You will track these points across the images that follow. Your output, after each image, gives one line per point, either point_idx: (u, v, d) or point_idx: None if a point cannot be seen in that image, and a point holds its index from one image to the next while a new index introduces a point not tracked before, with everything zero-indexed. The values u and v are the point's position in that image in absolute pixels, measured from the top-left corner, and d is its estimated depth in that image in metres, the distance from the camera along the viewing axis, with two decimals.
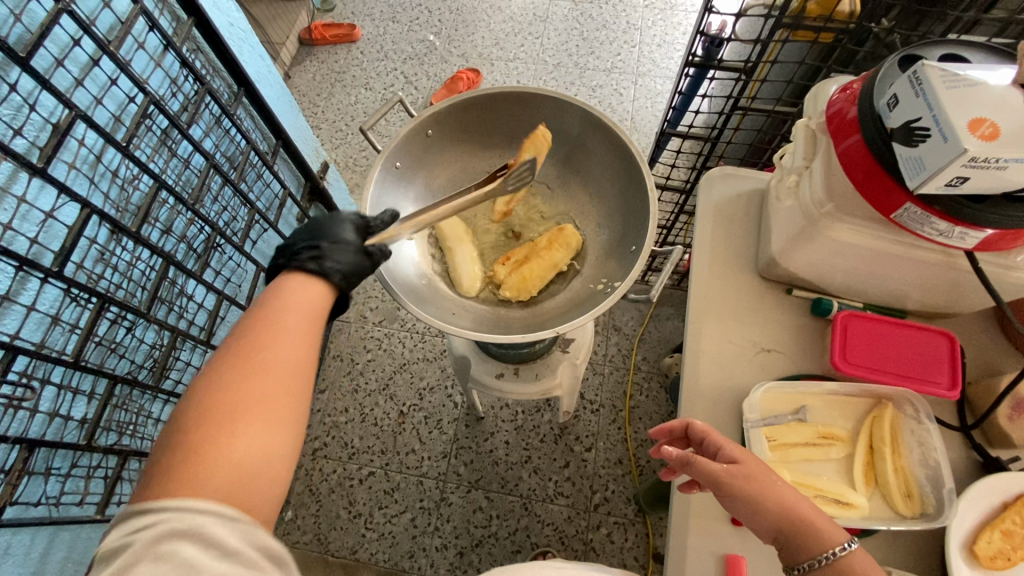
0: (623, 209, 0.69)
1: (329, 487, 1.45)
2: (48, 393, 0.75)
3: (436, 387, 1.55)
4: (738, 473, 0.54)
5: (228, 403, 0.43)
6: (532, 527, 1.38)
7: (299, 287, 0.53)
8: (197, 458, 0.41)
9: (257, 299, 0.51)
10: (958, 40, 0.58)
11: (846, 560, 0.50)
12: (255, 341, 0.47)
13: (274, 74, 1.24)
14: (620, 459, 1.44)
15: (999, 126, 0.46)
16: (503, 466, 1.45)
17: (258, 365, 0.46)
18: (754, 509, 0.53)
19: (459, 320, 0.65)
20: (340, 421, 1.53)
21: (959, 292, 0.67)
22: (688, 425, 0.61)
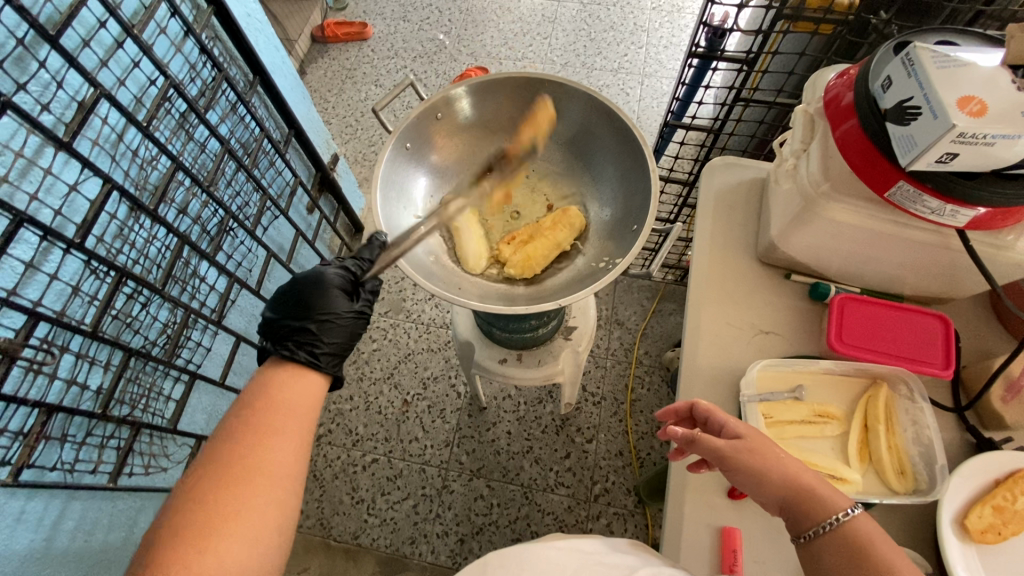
0: (626, 192, 0.71)
1: (332, 473, 1.47)
2: (67, 360, 0.78)
3: (440, 377, 1.57)
4: (741, 449, 0.56)
5: (233, 496, 0.55)
6: (533, 516, 1.40)
7: (290, 384, 0.67)
8: (204, 541, 0.52)
9: (262, 386, 0.65)
10: (953, 28, 0.59)
11: (850, 525, 0.50)
12: (259, 438, 0.59)
13: (288, 67, 1.28)
14: (620, 451, 1.46)
15: (987, 104, 0.47)
16: (504, 460, 1.47)
17: (260, 464, 0.58)
18: (759, 482, 0.55)
19: (466, 294, 0.67)
20: (345, 409, 1.55)
21: (954, 275, 0.68)
22: (693, 405, 0.63)
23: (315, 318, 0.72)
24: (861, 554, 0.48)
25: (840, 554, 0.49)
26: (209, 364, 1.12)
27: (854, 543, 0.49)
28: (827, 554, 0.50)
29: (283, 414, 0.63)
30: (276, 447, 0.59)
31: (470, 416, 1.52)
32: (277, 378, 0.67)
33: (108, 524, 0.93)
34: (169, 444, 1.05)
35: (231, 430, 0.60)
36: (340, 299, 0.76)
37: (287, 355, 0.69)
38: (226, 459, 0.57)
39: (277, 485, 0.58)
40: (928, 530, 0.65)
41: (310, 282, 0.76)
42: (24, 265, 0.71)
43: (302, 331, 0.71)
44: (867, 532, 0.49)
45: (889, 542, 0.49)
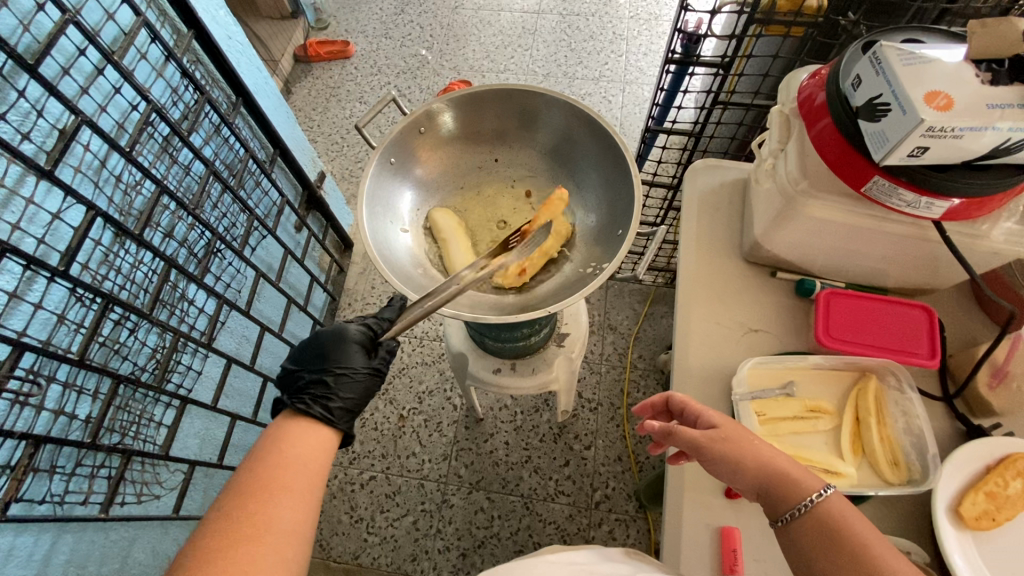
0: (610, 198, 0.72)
1: (330, 493, 1.45)
2: (54, 391, 0.77)
3: (435, 390, 1.57)
4: (715, 438, 0.57)
5: (245, 554, 0.53)
6: (534, 527, 1.39)
7: (295, 438, 0.65)
8: None
9: (279, 436, 0.64)
10: (920, 27, 0.61)
11: (824, 504, 0.50)
12: (274, 487, 0.57)
13: (271, 88, 1.29)
14: (619, 456, 1.45)
15: (953, 98, 0.49)
16: (503, 473, 1.45)
17: (263, 522, 0.55)
18: (734, 467, 0.56)
19: (456, 304, 0.68)
20: None
21: (934, 265, 0.69)
22: (668, 398, 0.65)
23: (330, 372, 0.74)
24: (834, 532, 0.49)
25: (815, 534, 0.50)
26: (200, 389, 1.11)
27: (829, 522, 0.49)
28: (804, 536, 0.50)
29: (287, 468, 0.60)
30: (281, 504, 0.56)
31: (467, 429, 1.51)
32: (286, 434, 0.65)
33: (100, 557, 0.91)
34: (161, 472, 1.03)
35: (245, 479, 0.58)
36: (359, 353, 0.77)
37: (300, 409, 0.69)
38: (227, 521, 0.54)
39: (282, 544, 0.55)
40: (924, 520, 0.65)
41: (327, 338, 0.78)
42: (6, 295, 0.70)
43: (317, 385, 0.72)
44: (839, 509, 0.50)
45: (863, 518, 0.49)
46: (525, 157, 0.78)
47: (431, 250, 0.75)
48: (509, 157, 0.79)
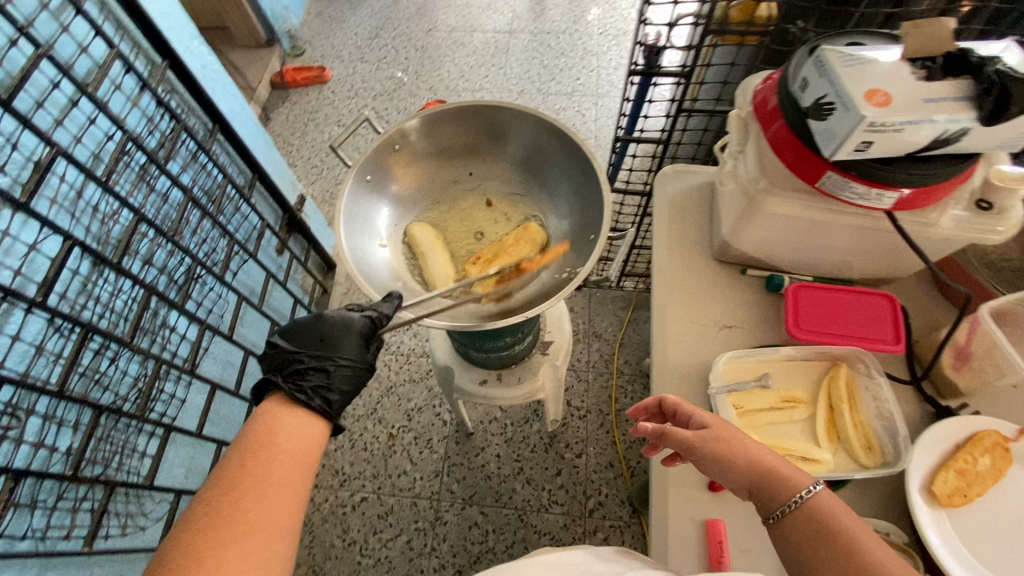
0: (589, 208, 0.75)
1: (321, 517, 1.43)
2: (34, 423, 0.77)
3: (425, 407, 1.57)
4: (707, 437, 0.59)
5: (233, 553, 0.52)
6: (530, 539, 1.38)
7: (285, 425, 0.62)
8: None
9: (264, 427, 0.61)
10: (860, 31, 0.65)
11: (813, 500, 0.51)
12: (263, 483, 0.56)
13: (247, 113, 1.30)
14: (610, 462, 1.46)
15: (891, 95, 0.52)
16: (496, 485, 1.45)
17: (252, 515, 0.54)
18: (724, 465, 0.57)
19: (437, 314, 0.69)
20: (330, 449, 1.52)
21: (893, 255, 0.73)
22: (662, 400, 0.66)
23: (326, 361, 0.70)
24: (821, 526, 0.50)
25: (805, 530, 0.50)
26: (185, 416, 1.10)
27: (817, 518, 0.50)
28: (795, 533, 0.51)
29: (275, 460, 0.58)
30: (272, 493, 0.56)
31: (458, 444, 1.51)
32: (272, 418, 0.62)
33: None
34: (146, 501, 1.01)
35: (232, 474, 0.56)
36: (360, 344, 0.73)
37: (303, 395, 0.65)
38: (216, 513, 0.53)
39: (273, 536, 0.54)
40: (900, 501, 0.67)
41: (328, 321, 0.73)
42: None
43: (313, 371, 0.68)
44: (827, 506, 0.51)
45: (852, 513, 0.50)
46: (498, 169, 0.81)
47: (409, 264, 0.76)
48: (482, 170, 0.81)
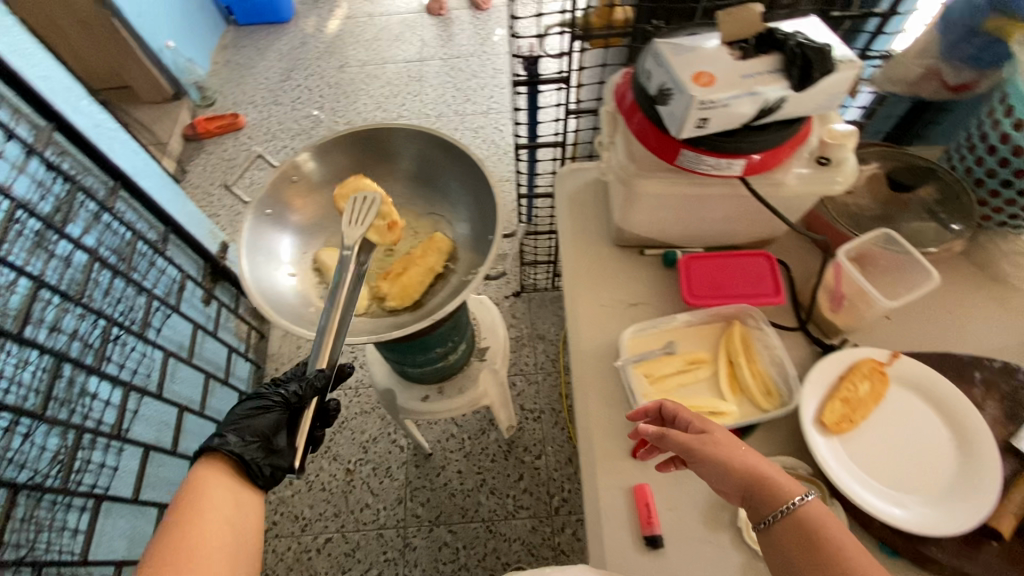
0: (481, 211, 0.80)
1: (285, 567, 1.39)
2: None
3: (380, 436, 1.55)
4: (706, 441, 0.60)
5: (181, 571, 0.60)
6: (500, 548, 1.39)
7: (207, 486, 0.67)
8: None
9: (192, 468, 0.70)
10: (695, 23, 0.73)
11: (802, 509, 0.53)
12: (197, 509, 0.65)
13: (150, 166, 1.28)
14: (569, 458, 1.49)
15: (714, 76, 0.59)
16: (461, 503, 1.45)
17: (192, 546, 0.62)
18: (721, 469, 0.58)
19: (357, 331, 0.73)
20: (287, 495, 1.48)
21: (763, 217, 0.80)
22: (659, 404, 0.67)
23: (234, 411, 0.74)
24: (812, 536, 0.52)
25: (800, 538, 0.53)
26: (120, 484, 1.06)
27: (810, 529, 0.52)
28: (789, 540, 0.53)
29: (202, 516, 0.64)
30: (204, 542, 0.63)
31: (418, 468, 1.50)
32: (205, 459, 0.71)
33: None
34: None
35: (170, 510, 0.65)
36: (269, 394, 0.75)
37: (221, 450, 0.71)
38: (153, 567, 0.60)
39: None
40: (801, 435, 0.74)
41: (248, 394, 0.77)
42: None
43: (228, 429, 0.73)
44: (818, 514, 0.53)
45: (838, 523, 0.52)
46: (396, 188, 0.85)
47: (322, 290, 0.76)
48: None
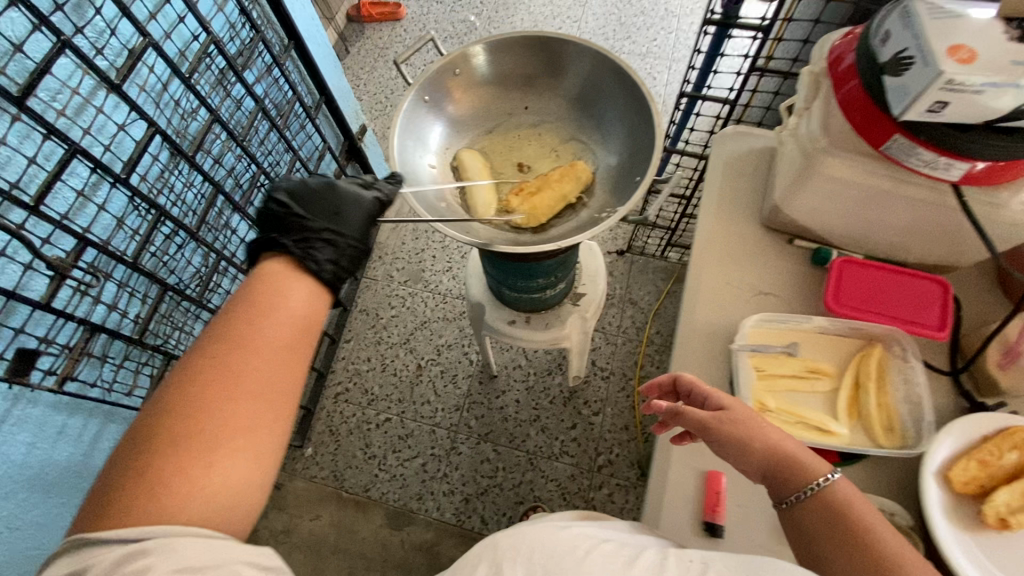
0: (961, 267, 0.56)
1: (343, 428, 1.14)
2: (264, 127, 0.85)
3: (455, 343, 1.20)
4: (729, 419, 0.45)
5: (189, 427, 0.35)
6: (534, 484, 1.06)
7: (288, 281, 0.42)
8: (159, 482, 0.34)
9: (254, 285, 0.41)
10: None
11: (828, 489, 0.41)
12: (237, 352, 0.38)
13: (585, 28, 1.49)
14: (629, 427, 1.10)
15: None
16: (568, 475, 1.07)
17: (211, 383, 0.37)
18: (744, 450, 0.45)
19: (738, 305, 0.59)
20: (355, 354, 1.20)
21: None
22: (676, 376, 0.51)
23: (348, 242, 0.48)
24: (845, 519, 0.40)
25: (821, 522, 0.41)
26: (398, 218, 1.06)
27: None
28: (809, 525, 0.41)
29: (267, 313, 0.40)
30: (262, 361, 0.38)
31: (559, 402, 1.13)
32: (269, 275, 0.42)
33: None
34: None
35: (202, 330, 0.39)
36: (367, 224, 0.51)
37: (305, 264, 0.43)
38: (171, 414, 0.36)
39: (243, 433, 0.37)
40: None
41: (338, 192, 0.51)
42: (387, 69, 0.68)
43: (321, 239, 0.45)
44: (843, 493, 0.41)
45: None
46: None
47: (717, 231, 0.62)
48: None
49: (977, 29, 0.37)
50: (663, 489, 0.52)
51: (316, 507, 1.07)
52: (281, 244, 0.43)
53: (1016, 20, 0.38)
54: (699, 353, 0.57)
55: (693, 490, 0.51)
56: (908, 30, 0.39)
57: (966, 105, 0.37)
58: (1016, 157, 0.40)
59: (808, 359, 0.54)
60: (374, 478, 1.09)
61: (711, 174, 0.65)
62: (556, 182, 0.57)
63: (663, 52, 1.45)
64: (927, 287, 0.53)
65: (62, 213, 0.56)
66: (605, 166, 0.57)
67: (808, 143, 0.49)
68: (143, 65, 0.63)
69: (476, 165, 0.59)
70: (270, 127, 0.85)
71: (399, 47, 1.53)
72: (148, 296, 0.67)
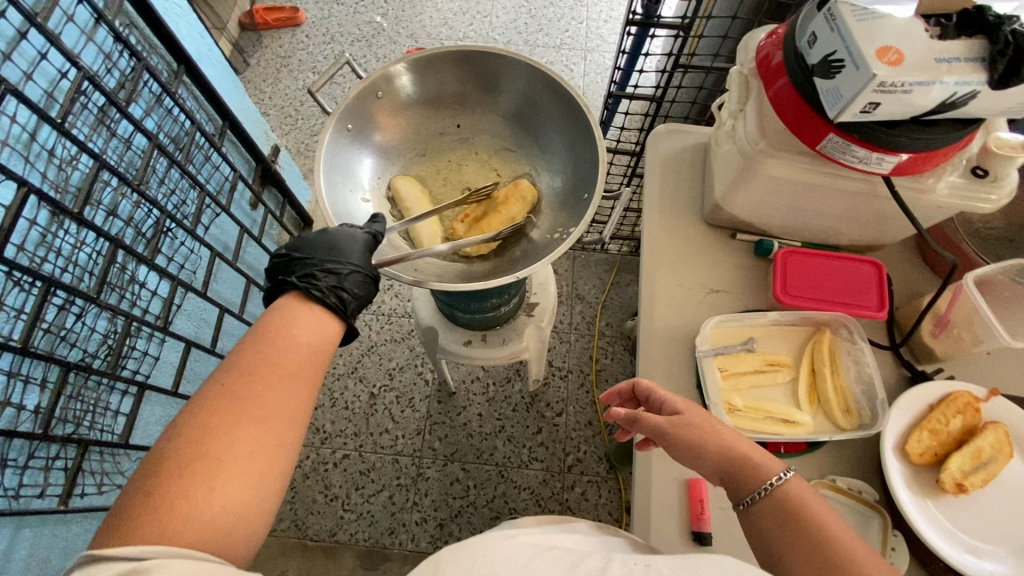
0: (888, 244, 0.59)
1: (299, 472, 1.06)
2: (163, 164, 0.76)
3: (407, 364, 1.15)
4: (684, 423, 0.43)
5: (206, 450, 0.33)
6: (508, 495, 1.05)
7: (300, 309, 0.42)
8: (170, 506, 0.31)
9: (263, 321, 0.40)
10: None
11: (782, 487, 0.39)
12: (255, 378, 0.37)
13: (498, 25, 1.46)
14: (592, 421, 1.10)
15: None
16: (540, 481, 1.06)
17: (226, 409, 0.35)
18: (700, 455, 0.42)
19: (695, 306, 0.59)
20: None
21: None
22: (634, 383, 0.49)
23: (350, 267, 0.45)
24: (799, 519, 0.37)
25: (776, 524, 0.38)
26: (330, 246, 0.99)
27: None
28: (766, 526, 0.38)
29: (284, 343, 0.39)
30: (277, 385, 0.37)
31: (521, 409, 1.12)
32: (280, 312, 0.42)
33: (169, 369, 0.80)
34: (244, 301, 0.98)
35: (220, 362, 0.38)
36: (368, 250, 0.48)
37: (311, 293, 0.43)
38: (186, 430, 0.34)
39: (256, 457, 0.35)
40: None
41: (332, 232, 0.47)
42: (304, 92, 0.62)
43: (323, 269, 0.45)
44: (797, 491, 0.39)
45: None
46: None
47: (665, 232, 0.62)
48: None
49: (901, 28, 0.38)
50: (648, 506, 0.51)
51: (280, 564, 0.99)
52: (288, 283, 0.44)
53: (934, 17, 0.39)
54: (666, 359, 0.57)
55: (677, 501, 0.51)
56: (835, 32, 0.39)
57: (895, 105, 0.39)
58: (937, 147, 0.42)
59: (766, 352, 0.55)
60: (340, 521, 1.03)
61: (650, 175, 0.65)
62: (502, 207, 0.56)
63: (577, 43, 1.44)
64: (863, 270, 0.55)
65: None
66: (551, 189, 0.56)
67: (748, 145, 0.51)
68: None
69: (414, 194, 0.56)
70: (169, 163, 0.76)
71: (302, 55, 1.43)
72: (48, 380, 0.59)
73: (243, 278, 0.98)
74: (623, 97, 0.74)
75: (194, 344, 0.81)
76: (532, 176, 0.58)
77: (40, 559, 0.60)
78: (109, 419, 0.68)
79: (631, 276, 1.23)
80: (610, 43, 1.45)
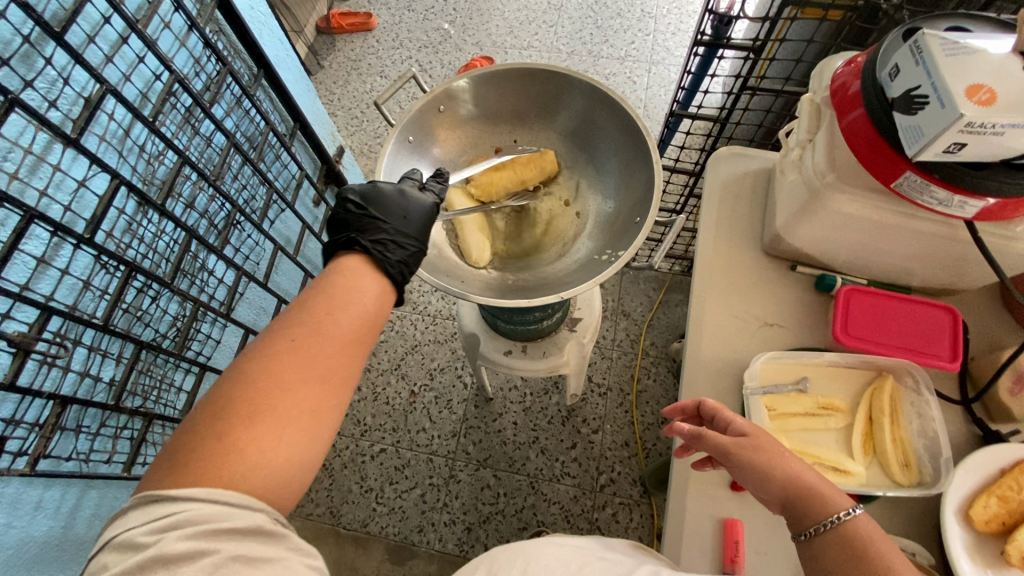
0: (968, 289, 0.55)
1: (339, 462, 1.10)
2: (237, 162, 0.81)
3: (448, 367, 1.17)
4: (748, 444, 0.41)
5: (294, 349, 0.37)
6: (538, 505, 1.04)
7: (362, 274, 0.43)
8: (237, 440, 0.34)
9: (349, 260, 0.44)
10: None
11: (849, 525, 0.37)
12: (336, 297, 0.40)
13: (563, 35, 1.46)
14: (628, 441, 1.08)
15: None
16: (571, 497, 1.05)
17: (325, 306, 0.39)
18: (764, 477, 0.40)
19: (748, 341, 0.56)
20: None
21: None
22: (698, 402, 0.47)
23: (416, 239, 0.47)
24: (864, 558, 0.35)
25: (840, 561, 0.36)
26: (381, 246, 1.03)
27: None
28: (827, 560, 0.36)
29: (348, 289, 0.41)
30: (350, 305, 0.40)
31: (557, 422, 1.11)
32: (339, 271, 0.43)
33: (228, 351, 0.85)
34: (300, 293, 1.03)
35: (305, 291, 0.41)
36: (425, 224, 0.49)
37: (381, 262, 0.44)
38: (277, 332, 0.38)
39: (322, 370, 0.37)
40: None
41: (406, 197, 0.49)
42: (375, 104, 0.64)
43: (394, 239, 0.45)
44: (867, 530, 0.36)
45: None
46: None
47: (720, 259, 0.60)
48: None
49: (995, 65, 0.35)
50: (681, 541, 0.50)
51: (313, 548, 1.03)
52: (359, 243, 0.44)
53: None
54: (709, 393, 0.55)
55: (711, 540, 0.49)
56: (921, 67, 0.37)
57: (982, 146, 0.36)
58: None
59: (820, 395, 0.52)
60: (372, 513, 1.05)
61: (708, 200, 0.63)
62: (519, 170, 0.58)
63: (642, 55, 1.42)
64: (936, 316, 0.52)
65: (21, 282, 0.51)
66: (602, 212, 0.56)
67: (815, 178, 0.48)
68: (101, 113, 0.58)
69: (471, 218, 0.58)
70: (243, 161, 0.81)
71: (372, 59, 1.48)
72: (123, 356, 0.64)
73: (302, 272, 1.04)
74: (685, 115, 0.72)
75: (252, 331, 0.86)
76: (584, 199, 0.59)
77: (103, 518, 0.66)
78: (172, 395, 0.73)
79: (681, 296, 1.20)
80: (676, 57, 1.42)
